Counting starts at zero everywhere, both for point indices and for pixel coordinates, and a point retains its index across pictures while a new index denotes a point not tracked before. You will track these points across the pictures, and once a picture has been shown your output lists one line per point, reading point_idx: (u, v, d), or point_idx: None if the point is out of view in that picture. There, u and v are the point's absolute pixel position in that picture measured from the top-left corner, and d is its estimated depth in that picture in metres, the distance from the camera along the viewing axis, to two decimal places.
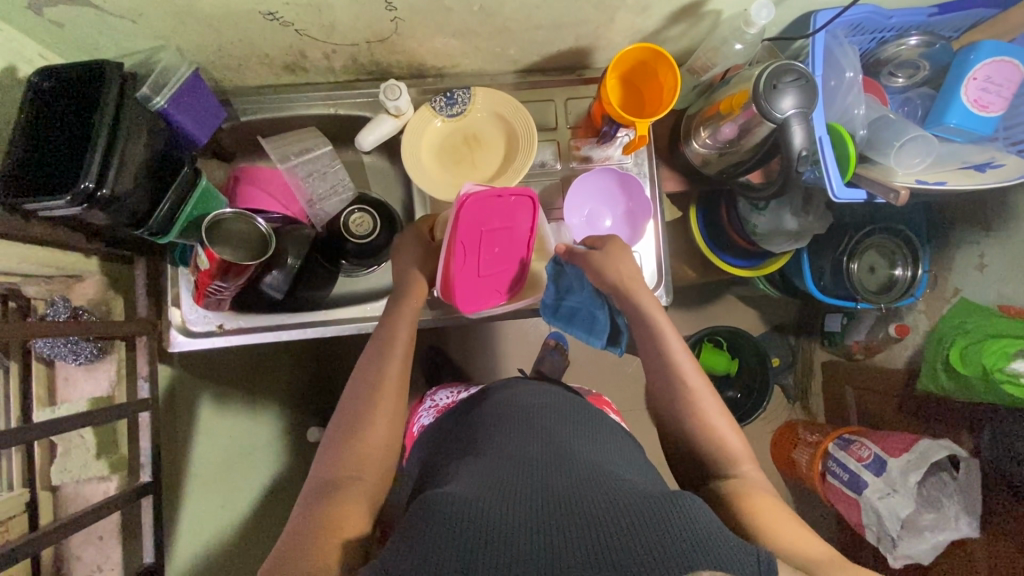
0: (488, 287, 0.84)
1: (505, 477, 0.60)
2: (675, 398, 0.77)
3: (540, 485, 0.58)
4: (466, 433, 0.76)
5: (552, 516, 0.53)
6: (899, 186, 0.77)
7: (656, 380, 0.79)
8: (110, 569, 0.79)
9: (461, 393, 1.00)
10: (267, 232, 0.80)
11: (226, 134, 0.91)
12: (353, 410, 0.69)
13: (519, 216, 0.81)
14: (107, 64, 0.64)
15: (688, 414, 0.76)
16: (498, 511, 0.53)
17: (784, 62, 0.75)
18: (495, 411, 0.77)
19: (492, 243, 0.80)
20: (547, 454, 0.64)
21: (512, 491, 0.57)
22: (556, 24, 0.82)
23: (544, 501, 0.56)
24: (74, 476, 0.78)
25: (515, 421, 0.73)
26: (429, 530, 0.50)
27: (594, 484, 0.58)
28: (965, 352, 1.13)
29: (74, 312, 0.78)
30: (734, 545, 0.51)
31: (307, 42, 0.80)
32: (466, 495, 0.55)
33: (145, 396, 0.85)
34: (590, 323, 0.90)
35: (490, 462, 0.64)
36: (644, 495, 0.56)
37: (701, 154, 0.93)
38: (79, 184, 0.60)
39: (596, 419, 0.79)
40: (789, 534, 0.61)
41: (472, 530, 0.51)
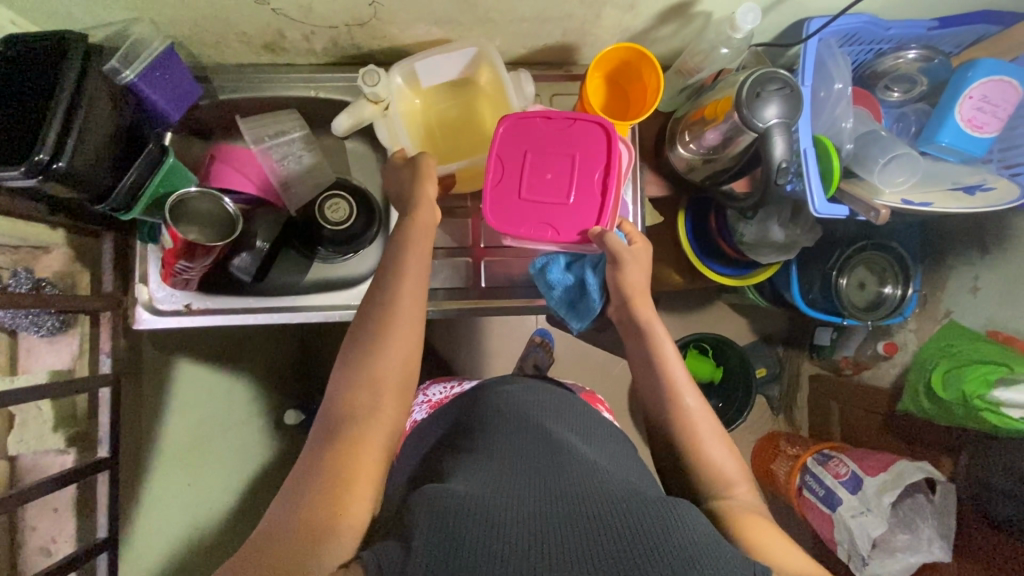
0: (529, 217, 0.74)
1: (502, 476, 0.59)
2: (671, 422, 0.75)
3: (542, 488, 0.57)
4: (456, 432, 0.75)
5: (551, 514, 0.53)
6: (880, 204, 0.76)
7: (647, 395, 0.78)
8: (64, 541, 0.81)
9: (455, 387, 0.98)
10: (235, 214, 0.79)
11: (203, 112, 0.90)
12: (346, 398, 0.65)
13: (587, 144, 0.75)
14: (71, 34, 0.63)
15: (686, 440, 0.73)
16: (494, 508, 0.53)
17: (768, 69, 0.73)
18: (489, 404, 0.75)
19: (543, 165, 0.74)
20: (544, 449, 0.64)
21: (509, 490, 0.56)
22: (540, 17, 0.80)
23: (546, 505, 0.54)
24: (30, 447, 0.77)
25: (511, 416, 0.71)
26: (423, 531, 0.50)
27: (591, 483, 0.58)
28: (946, 376, 1.11)
29: (36, 285, 0.77)
30: (729, 549, 0.52)
31: (285, 22, 0.79)
32: (465, 494, 0.54)
33: (107, 371, 0.84)
34: (581, 304, 0.90)
35: (488, 462, 0.62)
36: (639, 495, 0.56)
37: (684, 159, 0.90)
38: (32, 156, 0.59)
39: (595, 417, 0.78)
40: (778, 556, 0.62)
41: (472, 535, 0.49)
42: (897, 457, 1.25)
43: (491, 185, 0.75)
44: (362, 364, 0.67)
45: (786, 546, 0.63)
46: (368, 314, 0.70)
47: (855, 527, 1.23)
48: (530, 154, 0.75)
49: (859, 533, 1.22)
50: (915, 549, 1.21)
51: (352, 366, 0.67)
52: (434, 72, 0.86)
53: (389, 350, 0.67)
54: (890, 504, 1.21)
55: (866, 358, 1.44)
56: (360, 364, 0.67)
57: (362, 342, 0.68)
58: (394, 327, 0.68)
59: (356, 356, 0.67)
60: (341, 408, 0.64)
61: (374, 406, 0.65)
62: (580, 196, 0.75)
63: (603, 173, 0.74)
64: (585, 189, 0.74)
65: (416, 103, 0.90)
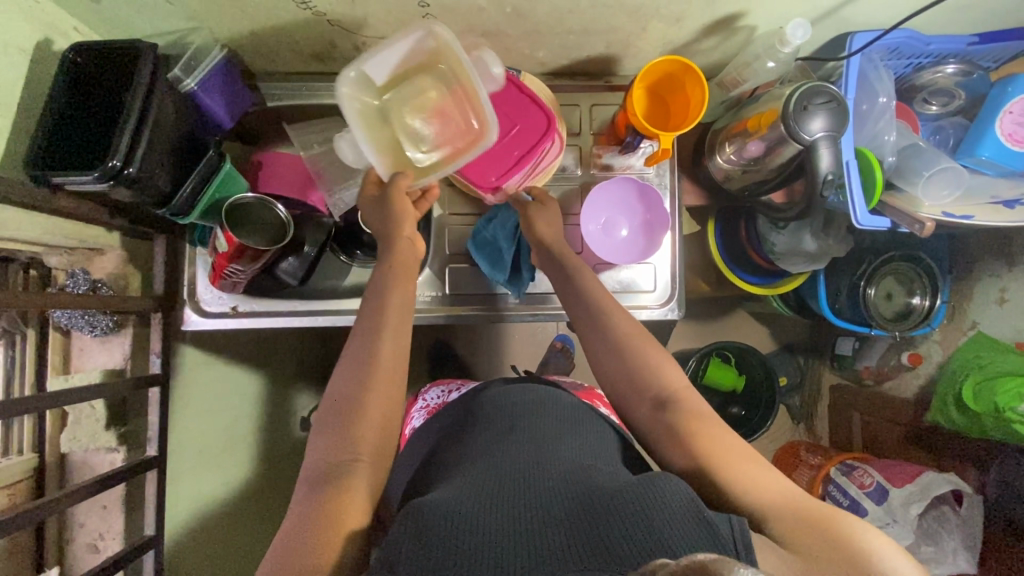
0: None
1: (486, 481, 0.59)
2: (641, 387, 0.69)
3: (524, 488, 0.57)
4: (456, 438, 0.74)
5: (529, 516, 0.53)
6: (923, 217, 0.77)
7: (614, 374, 0.72)
8: (111, 538, 0.82)
9: (452, 391, 0.97)
10: (286, 219, 0.80)
11: (252, 119, 0.92)
12: (344, 419, 0.64)
13: (530, 113, 0.83)
14: (142, 43, 0.65)
15: (658, 395, 0.69)
16: (477, 519, 0.52)
17: (816, 83, 0.74)
18: (479, 412, 0.76)
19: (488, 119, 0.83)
20: (529, 452, 0.64)
21: (492, 496, 0.56)
22: (587, 30, 0.82)
23: (525, 505, 0.55)
24: (82, 445, 0.80)
25: (500, 421, 0.71)
26: (403, 549, 0.50)
27: (576, 483, 0.58)
28: (977, 388, 1.11)
29: (93, 286, 0.80)
30: (712, 517, 0.51)
31: (338, 32, 0.81)
32: (446, 502, 0.55)
33: (156, 371, 0.85)
34: (496, 258, 0.91)
35: (475, 467, 0.63)
36: (623, 484, 0.56)
37: (723, 169, 0.92)
38: (106, 162, 0.62)
39: (582, 409, 0.76)
40: (776, 490, 0.58)
41: (450, 540, 0.50)
42: (923, 469, 1.25)
43: None
44: (348, 403, 0.65)
45: (748, 459, 0.61)
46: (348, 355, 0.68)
47: None
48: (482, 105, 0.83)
49: None
50: (940, 562, 1.19)
51: (335, 404, 0.65)
52: (384, 64, 0.72)
53: (373, 377, 0.66)
54: (916, 515, 1.20)
55: (889, 368, 1.44)
56: (344, 389, 0.66)
57: (347, 381, 0.66)
58: (373, 345, 0.68)
59: (341, 384, 0.66)
60: (337, 437, 0.63)
61: (354, 446, 0.62)
62: (503, 153, 0.84)
63: (535, 138, 0.83)
64: (509, 148, 0.84)
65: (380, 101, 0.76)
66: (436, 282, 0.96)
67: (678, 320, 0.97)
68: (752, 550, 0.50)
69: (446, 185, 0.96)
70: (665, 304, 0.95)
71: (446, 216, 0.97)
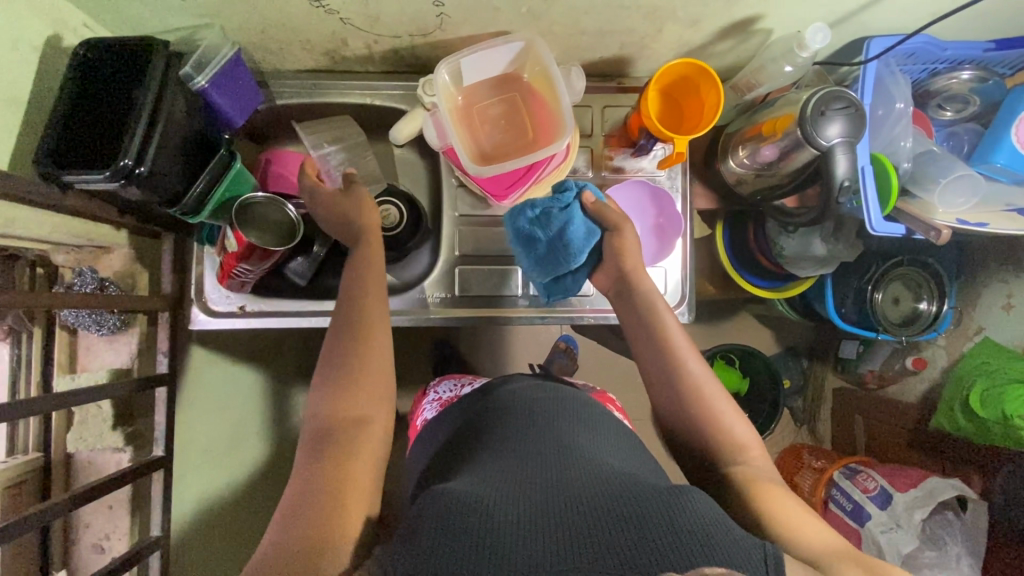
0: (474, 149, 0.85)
1: (512, 476, 0.59)
2: (682, 399, 0.72)
3: (549, 482, 0.57)
4: (469, 429, 0.74)
5: (556, 508, 0.53)
6: (939, 224, 0.78)
7: (655, 376, 0.75)
8: (118, 538, 0.82)
9: (464, 385, 0.96)
10: (296, 219, 0.80)
11: (261, 116, 0.91)
12: (346, 393, 0.63)
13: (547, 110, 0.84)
14: (155, 41, 0.64)
15: (696, 407, 0.71)
16: (504, 510, 0.52)
17: (835, 88, 0.73)
18: (496, 405, 0.76)
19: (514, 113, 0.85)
20: (551, 449, 0.63)
21: (519, 489, 0.56)
22: (601, 31, 0.81)
23: (550, 499, 0.54)
24: (88, 445, 0.80)
25: (519, 414, 0.71)
26: (434, 534, 0.49)
27: (600, 479, 0.57)
28: (984, 395, 1.11)
29: (99, 283, 0.80)
30: (740, 536, 0.51)
31: (350, 30, 0.80)
32: (473, 493, 0.54)
33: (163, 371, 0.84)
34: (553, 264, 0.84)
35: (497, 461, 0.63)
36: (648, 488, 0.55)
37: (736, 173, 0.91)
38: (118, 161, 0.61)
39: (597, 408, 0.76)
40: (798, 524, 0.60)
41: (479, 533, 0.49)
42: (926, 474, 1.25)
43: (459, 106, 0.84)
44: (351, 378, 0.64)
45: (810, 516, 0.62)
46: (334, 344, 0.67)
47: (884, 543, 1.20)
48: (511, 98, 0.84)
49: (888, 550, 1.19)
50: (944, 567, 1.17)
51: (340, 378, 0.65)
52: (477, 68, 0.81)
53: (369, 373, 0.65)
54: (921, 521, 1.20)
55: (893, 372, 1.44)
56: (351, 364, 0.65)
57: (340, 363, 0.65)
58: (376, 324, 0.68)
59: (340, 359, 0.66)
60: (339, 412, 0.62)
61: (363, 424, 0.62)
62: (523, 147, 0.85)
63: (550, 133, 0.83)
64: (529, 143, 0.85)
65: (460, 100, 0.84)
66: (446, 283, 0.95)
67: (688, 324, 0.95)
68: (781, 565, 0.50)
69: (456, 186, 0.96)
70: (675, 308, 0.94)
71: (457, 217, 0.96)
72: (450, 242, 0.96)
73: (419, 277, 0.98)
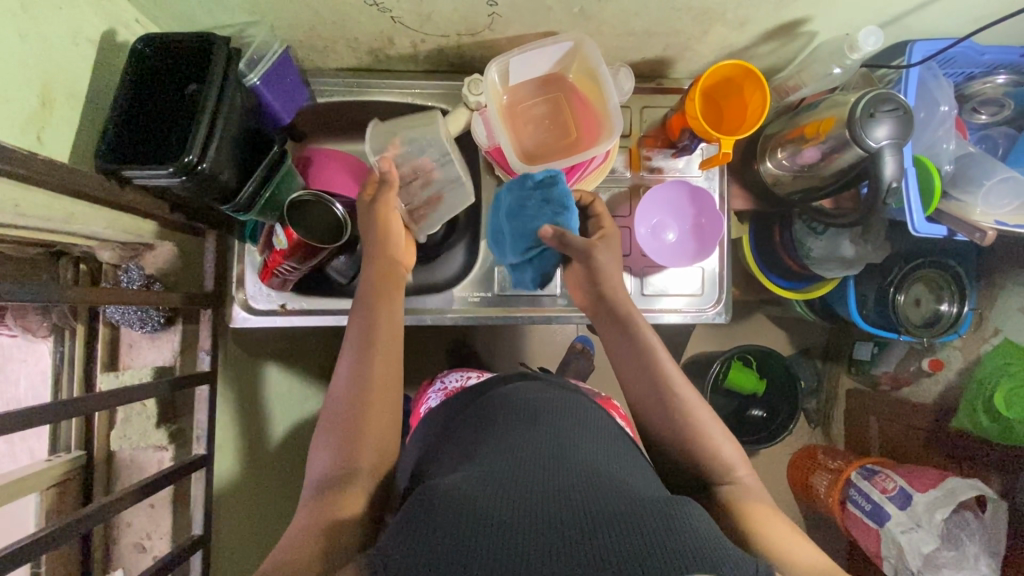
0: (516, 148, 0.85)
1: (506, 470, 0.58)
2: (671, 418, 0.72)
3: (544, 480, 0.56)
4: (465, 425, 0.73)
5: (549, 508, 0.52)
6: (983, 225, 0.79)
7: (638, 394, 0.75)
8: (159, 537, 0.81)
9: (471, 377, 0.98)
10: (343, 219, 0.78)
11: (302, 114, 0.91)
12: (354, 403, 0.68)
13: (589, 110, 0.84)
14: (215, 36, 0.64)
15: (684, 422, 0.71)
16: (496, 509, 0.51)
17: (883, 91, 0.74)
18: (492, 401, 0.75)
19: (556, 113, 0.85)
20: (551, 449, 0.62)
21: (511, 487, 0.55)
22: (648, 32, 0.81)
23: (544, 497, 0.53)
24: (132, 443, 0.78)
25: (516, 409, 0.71)
26: (421, 530, 0.49)
27: (595, 484, 0.56)
28: (1011, 397, 1.13)
29: (146, 281, 0.80)
30: (736, 553, 0.48)
31: (398, 29, 0.80)
32: (469, 491, 0.54)
33: (206, 368, 0.84)
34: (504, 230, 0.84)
35: (491, 454, 0.62)
36: (647, 499, 0.54)
37: (774, 174, 0.92)
38: (182, 156, 0.60)
39: (598, 410, 0.75)
40: (791, 543, 0.59)
41: (468, 533, 0.48)
42: (945, 474, 1.26)
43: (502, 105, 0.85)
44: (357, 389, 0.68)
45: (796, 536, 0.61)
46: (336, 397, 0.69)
47: (904, 542, 1.23)
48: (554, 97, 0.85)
49: (908, 549, 1.22)
50: (960, 567, 1.19)
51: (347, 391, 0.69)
52: (524, 67, 0.82)
53: (372, 420, 0.67)
54: (941, 521, 1.21)
55: (908, 374, 1.46)
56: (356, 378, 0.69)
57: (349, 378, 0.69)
58: (380, 341, 0.72)
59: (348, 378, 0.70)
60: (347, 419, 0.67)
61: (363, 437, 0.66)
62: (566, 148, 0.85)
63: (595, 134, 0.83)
64: (572, 144, 0.85)
65: (505, 99, 0.85)
66: (484, 282, 0.95)
67: (724, 323, 0.96)
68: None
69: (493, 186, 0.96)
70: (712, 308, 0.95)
71: None
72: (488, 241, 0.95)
73: (452, 277, 0.99)
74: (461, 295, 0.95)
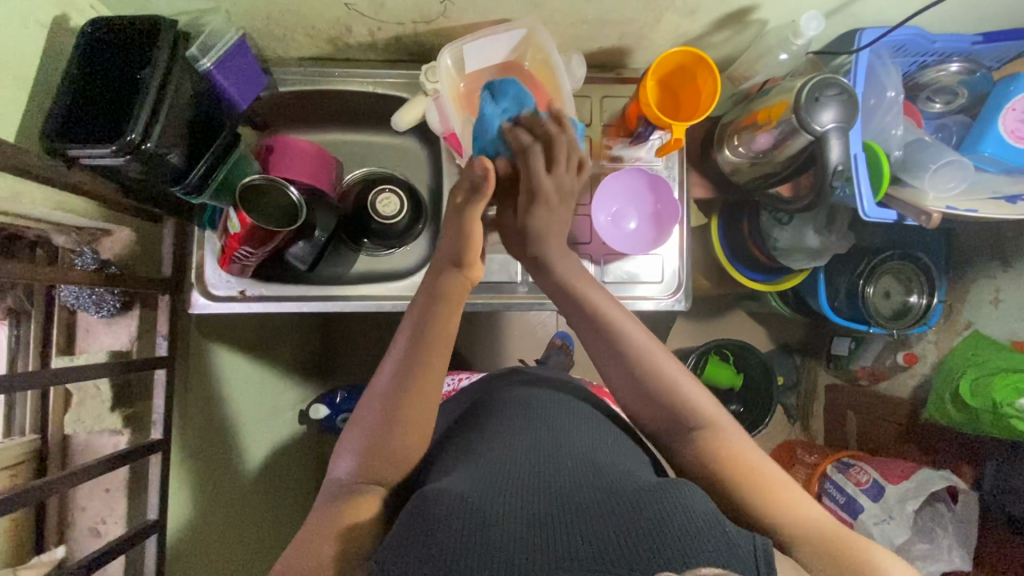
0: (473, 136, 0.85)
1: (498, 471, 0.60)
2: (668, 405, 0.70)
3: (542, 480, 0.58)
4: (470, 426, 0.76)
5: (548, 506, 0.53)
6: (929, 209, 0.80)
7: (632, 399, 0.72)
8: (114, 522, 0.81)
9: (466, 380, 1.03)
10: (298, 202, 0.80)
11: (264, 102, 0.91)
12: (379, 419, 0.65)
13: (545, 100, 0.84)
14: (163, 19, 0.65)
15: (675, 405, 0.69)
16: (494, 507, 0.53)
17: (829, 76, 0.75)
18: (492, 407, 0.78)
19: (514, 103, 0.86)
20: (549, 451, 0.64)
21: (505, 487, 0.56)
22: (602, 20, 0.83)
23: (543, 497, 0.55)
24: (87, 427, 0.79)
25: (513, 413, 0.74)
26: (422, 534, 0.50)
27: (591, 481, 0.58)
28: (973, 385, 1.12)
29: (101, 264, 0.78)
30: (732, 530, 0.51)
31: (354, 17, 0.81)
32: (465, 491, 0.55)
33: (163, 354, 0.84)
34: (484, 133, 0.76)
35: (489, 457, 0.64)
36: (643, 486, 0.56)
37: (732, 162, 0.92)
38: (125, 135, 0.61)
39: (585, 409, 0.78)
40: (795, 502, 0.61)
41: (467, 533, 0.49)
42: (918, 466, 1.26)
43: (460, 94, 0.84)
44: (388, 408, 0.65)
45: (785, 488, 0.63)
46: (376, 395, 0.66)
47: (877, 533, 1.21)
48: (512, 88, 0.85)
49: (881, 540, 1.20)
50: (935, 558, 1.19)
51: (372, 410, 0.66)
52: (479, 54, 0.82)
53: (407, 422, 0.65)
54: (912, 512, 1.21)
55: (884, 368, 1.44)
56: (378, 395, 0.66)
57: (373, 402, 0.66)
58: (428, 356, 0.67)
59: (378, 403, 0.66)
60: (376, 438, 0.64)
61: (387, 460, 0.64)
62: None
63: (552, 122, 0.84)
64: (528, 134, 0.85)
65: (463, 86, 0.84)
66: None
67: (684, 311, 0.96)
68: (772, 559, 0.50)
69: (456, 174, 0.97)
70: (671, 294, 0.95)
71: None
72: None
73: (416, 266, 1.00)
74: None
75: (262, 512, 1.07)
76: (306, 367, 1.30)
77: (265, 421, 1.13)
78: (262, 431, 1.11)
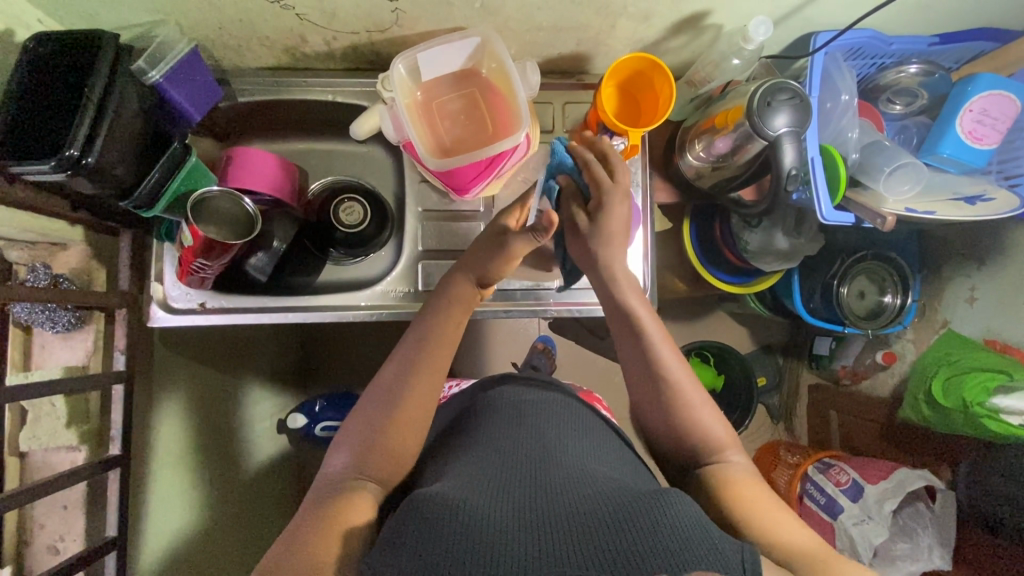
0: (431, 143, 0.84)
1: (493, 476, 0.60)
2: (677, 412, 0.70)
3: (532, 488, 0.57)
4: (457, 432, 0.77)
5: (538, 515, 0.52)
6: (885, 212, 0.80)
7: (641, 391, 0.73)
8: (72, 539, 0.80)
9: (454, 388, 1.01)
10: (254, 213, 0.80)
11: (223, 113, 0.91)
12: (370, 426, 0.65)
13: (503, 105, 0.83)
14: (105, 33, 0.65)
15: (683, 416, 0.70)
16: (482, 512, 0.52)
17: (778, 81, 0.76)
18: (486, 409, 0.77)
19: (473, 108, 0.85)
20: (539, 456, 0.63)
21: (494, 492, 0.56)
22: (557, 27, 0.83)
23: (531, 507, 0.54)
24: (42, 444, 0.77)
25: (505, 417, 0.73)
26: (412, 537, 0.49)
27: (578, 488, 0.57)
28: (946, 384, 1.11)
29: (54, 280, 0.78)
30: (718, 539, 0.50)
31: (308, 27, 0.80)
32: (455, 497, 0.54)
33: (121, 368, 0.84)
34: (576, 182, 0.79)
35: (481, 462, 0.63)
36: (632, 494, 0.55)
37: (694, 167, 0.92)
38: (64, 151, 0.61)
39: (585, 418, 0.78)
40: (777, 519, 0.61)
41: (455, 536, 0.48)
42: (897, 465, 1.23)
43: (420, 99, 0.84)
44: (378, 402, 0.67)
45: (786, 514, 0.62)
46: (372, 386, 0.69)
47: (856, 535, 1.18)
48: (472, 91, 0.85)
49: (861, 542, 1.17)
50: (916, 559, 1.17)
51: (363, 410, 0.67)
52: (435, 63, 0.81)
53: (398, 420, 0.66)
54: (891, 512, 1.17)
55: (865, 368, 1.41)
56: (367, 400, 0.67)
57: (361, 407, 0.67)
58: (432, 353, 0.71)
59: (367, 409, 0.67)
60: (368, 436, 0.65)
61: (371, 465, 0.64)
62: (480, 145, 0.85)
63: (508, 127, 0.83)
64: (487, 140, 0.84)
65: (420, 95, 0.84)
66: (410, 278, 0.95)
67: (650, 317, 0.95)
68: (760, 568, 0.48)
69: (419, 182, 0.96)
70: None
71: (422, 213, 0.96)
72: (414, 236, 0.95)
73: (381, 274, 0.99)
74: (386, 289, 0.94)
75: (232, 527, 1.04)
76: (281, 379, 1.27)
77: (235, 434, 1.11)
78: (228, 442, 1.08)
